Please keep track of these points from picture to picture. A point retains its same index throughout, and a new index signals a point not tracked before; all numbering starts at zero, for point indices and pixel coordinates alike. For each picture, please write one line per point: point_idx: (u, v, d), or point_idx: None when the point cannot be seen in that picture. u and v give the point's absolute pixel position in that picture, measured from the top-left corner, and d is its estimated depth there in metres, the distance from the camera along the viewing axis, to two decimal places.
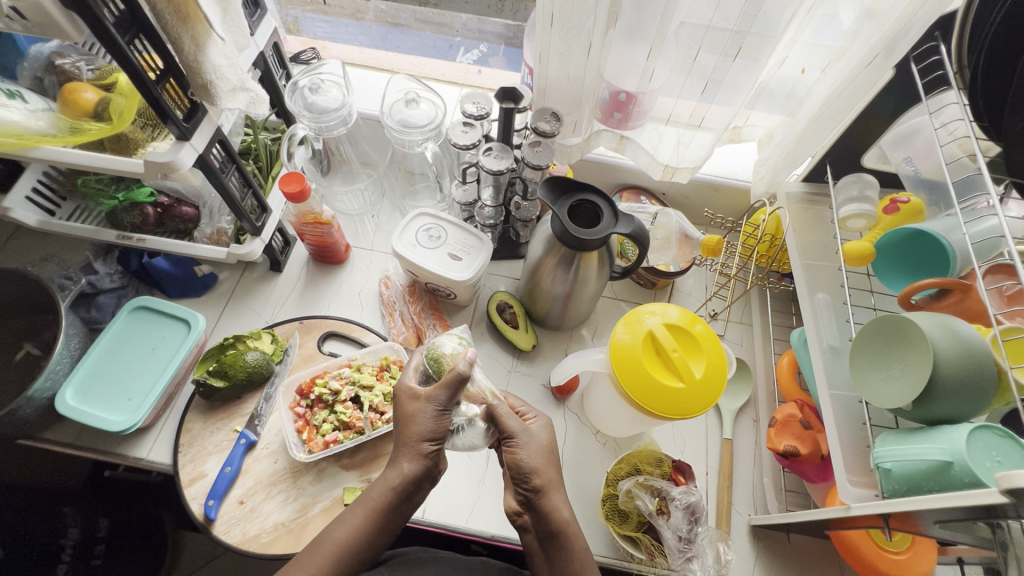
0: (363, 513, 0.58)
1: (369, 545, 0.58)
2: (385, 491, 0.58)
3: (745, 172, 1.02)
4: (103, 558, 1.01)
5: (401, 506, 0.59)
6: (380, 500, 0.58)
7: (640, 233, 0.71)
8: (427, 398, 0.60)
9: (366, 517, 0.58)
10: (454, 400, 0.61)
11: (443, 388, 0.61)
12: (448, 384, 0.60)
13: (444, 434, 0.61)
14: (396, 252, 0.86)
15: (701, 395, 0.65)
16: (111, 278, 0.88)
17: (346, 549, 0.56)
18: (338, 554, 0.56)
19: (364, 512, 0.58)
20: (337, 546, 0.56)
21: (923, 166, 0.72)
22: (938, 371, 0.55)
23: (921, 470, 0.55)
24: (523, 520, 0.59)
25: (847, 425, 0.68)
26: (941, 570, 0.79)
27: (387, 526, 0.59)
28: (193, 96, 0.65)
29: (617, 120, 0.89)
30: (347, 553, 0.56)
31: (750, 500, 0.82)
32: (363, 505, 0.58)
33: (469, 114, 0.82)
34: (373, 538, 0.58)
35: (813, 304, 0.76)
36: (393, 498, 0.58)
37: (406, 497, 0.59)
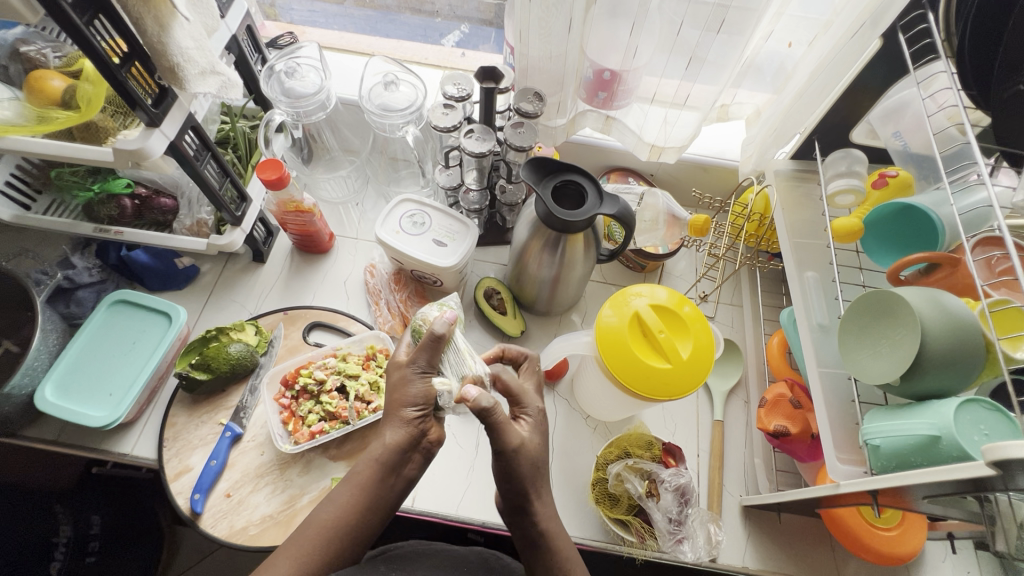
0: (349, 490, 0.54)
1: (359, 525, 0.54)
2: (371, 465, 0.55)
3: (733, 151, 1.01)
4: (97, 556, 1.02)
5: (391, 479, 0.55)
6: (366, 475, 0.55)
7: (626, 214, 0.69)
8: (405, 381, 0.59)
9: (353, 495, 0.54)
10: (435, 363, 0.59)
11: (422, 351, 0.58)
12: (422, 347, 0.58)
13: (428, 404, 0.58)
14: (380, 240, 0.84)
15: (690, 376, 0.64)
16: (89, 273, 0.87)
17: (334, 530, 0.53)
18: (325, 536, 0.52)
19: (350, 489, 0.54)
20: (324, 529, 0.52)
21: (912, 140, 0.71)
22: (927, 346, 0.55)
23: (909, 446, 0.54)
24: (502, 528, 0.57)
25: (836, 403, 0.67)
26: (930, 546, 0.79)
27: (377, 504, 0.55)
28: (161, 80, 0.63)
29: (602, 100, 0.87)
30: (337, 534, 0.53)
31: (741, 481, 0.82)
32: (348, 481, 0.55)
33: (450, 95, 0.80)
34: (362, 518, 0.54)
35: (802, 282, 0.75)
36: (379, 472, 0.55)
37: (395, 468, 0.56)
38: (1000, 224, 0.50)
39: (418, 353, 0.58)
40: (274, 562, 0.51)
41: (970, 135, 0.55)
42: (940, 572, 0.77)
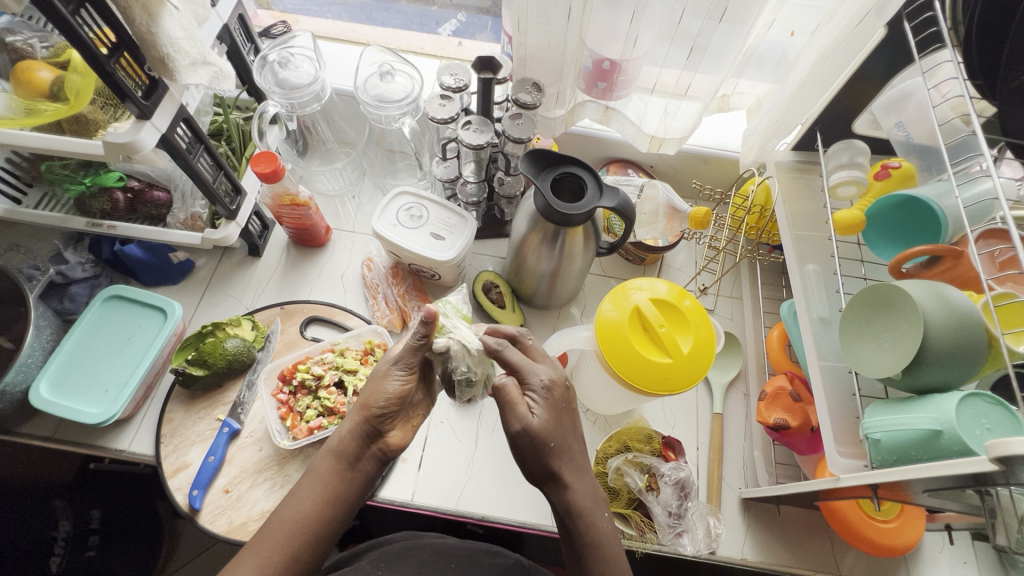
0: (309, 484, 0.57)
1: (322, 516, 0.56)
2: (328, 457, 0.59)
3: (733, 142, 1.00)
4: (97, 550, 1.03)
5: (349, 470, 0.59)
6: (324, 467, 0.58)
7: (625, 207, 0.68)
8: (393, 372, 0.60)
9: (313, 488, 0.57)
10: (410, 362, 0.61)
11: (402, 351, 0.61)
12: (411, 349, 0.60)
13: (399, 404, 0.60)
14: (377, 233, 0.83)
15: (690, 370, 0.64)
16: (82, 267, 0.85)
17: (298, 524, 0.55)
18: (290, 530, 0.55)
19: (310, 483, 0.57)
20: (287, 525, 0.55)
21: (915, 131, 0.69)
22: (929, 340, 0.54)
23: (910, 439, 0.54)
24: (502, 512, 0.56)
25: (837, 397, 0.67)
26: (928, 537, 0.79)
27: (338, 496, 0.58)
28: (151, 71, 0.61)
29: (601, 91, 0.86)
30: (299, 528, 0.55)
31: (741, 474, 0.82)
32: (308, 475, 0.58)
33: (447, 86, 0.79)
34: (323, 510, 0.57)
35: (803, 275, 0.75)
36: (336, 464, 0.58)
37: (352, 460, 0.59)
38: (1006, 216, 0.49)
39: (402, 353, 0.61)
40: (244, 558, 0.54)
41: (977, 128, 0.53)
42: (938, 562, 0.77)
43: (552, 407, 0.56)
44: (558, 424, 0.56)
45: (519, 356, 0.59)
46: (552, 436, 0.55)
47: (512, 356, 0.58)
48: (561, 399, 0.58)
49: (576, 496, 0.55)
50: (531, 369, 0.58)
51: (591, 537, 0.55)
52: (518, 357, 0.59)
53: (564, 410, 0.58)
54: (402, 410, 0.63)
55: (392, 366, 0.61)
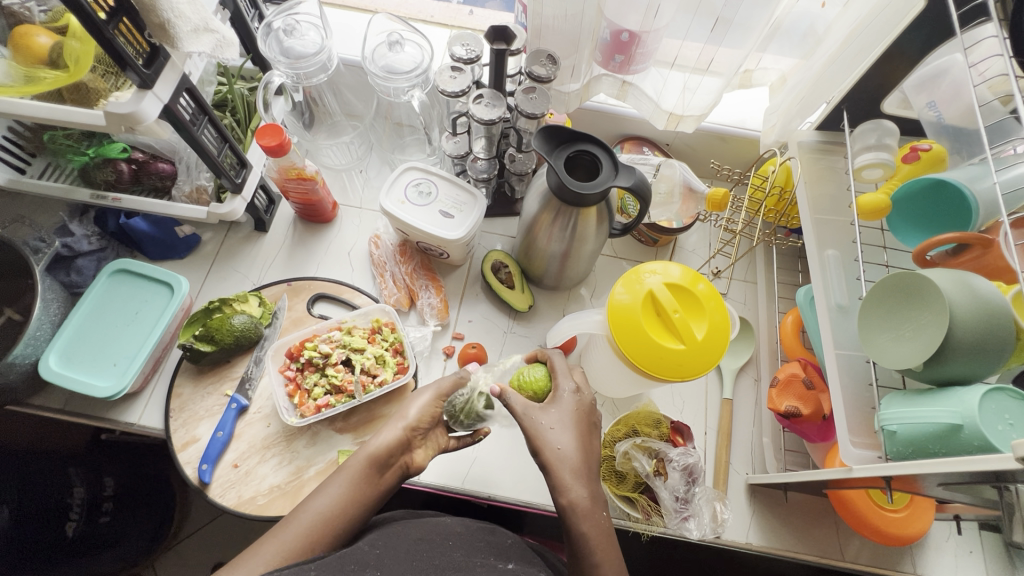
0: (340, 481, 0.58)
1: (350, 517, 0.57)
2: (364, 460, 0.60)
3: (754, 120, 0.96)
4: (111, 516, 1.06)
5: (379, 477, 0.60)
6: (358, 468, 0.59)
7: (641, 187, 0.66)
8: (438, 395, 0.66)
9: (348, 488, 0.58)
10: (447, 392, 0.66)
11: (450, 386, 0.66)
12: (458, 384, 0.67)
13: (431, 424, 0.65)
14: (384, 210, 0.81)
15: (703, 357, 0.62)
16: (88, 240, 0.84)
17: (326, 518, 0.56)
18: (318, 521, 0.56)
19: (341, 480, 0.58)
20: (314, 516, 0.56)
21: (947, 111, 0.66)
22: (953, 332, 0.53)
23: (928, 433, 0.53)
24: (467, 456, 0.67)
25: (853, 387, 0.65)
26: (935, 527, 0.79)
27: (364, 499, 0.58)
28: (152, 38, 0.59)
29: (618, 64, 0.82)
30: (325, 524, 0.56)
31: (748, 459, 0.82)
32: (341, 472, 0.59)
33: (458, 57, 0.75)
34: (348, 509, 0.57)
35: (822, 260, 0.73)
36: (369, 466, 0.59)
37: (382, 467, 0.60)
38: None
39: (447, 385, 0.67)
40: (268, 541, 0.54)
41: (1020, 104, 0.50)
42: (943, 550, 0.77)
43: (567, 411, 0.60)
44: (561, 418, 0.59)
45: (562, 365, 0.65)
46: (554, 421, 0.59)
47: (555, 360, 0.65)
48: (584, 411, 0.61)
49: (569, 493, 0.54)
50: (564, 377, 0.63)
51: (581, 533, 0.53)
52: (560, 366, 0.65)
53: (585, 426, 0.60)
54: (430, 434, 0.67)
55: (441, 392, 0.66)
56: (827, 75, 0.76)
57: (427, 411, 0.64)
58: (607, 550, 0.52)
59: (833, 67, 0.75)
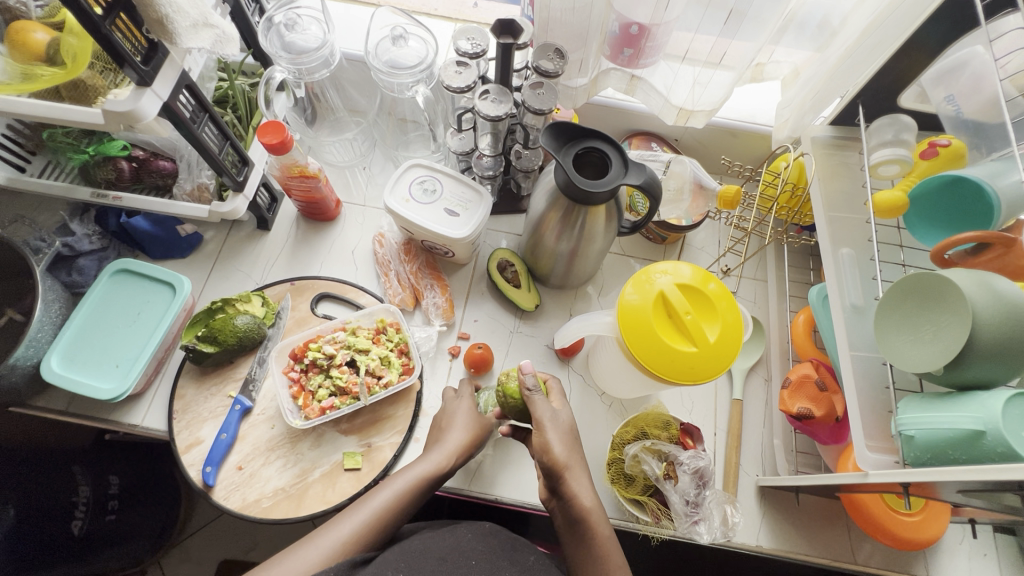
0: (406, 485, 0.62)
1: (406, 515, 0.61)
2: (428, 469, 0.63)
3: (765, 115, 0.94)
4: (116, 514, 1.07)
5: (435, 486, 0.64)
6: (423, 477, 0.63)
7: (652, 185, 0.64)
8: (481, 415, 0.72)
9: (410, 489, 0.62)
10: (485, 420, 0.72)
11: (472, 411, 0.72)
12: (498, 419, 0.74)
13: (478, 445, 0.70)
14: (389, 209, 0.80)
15: (716, 360, 0.61)
16: (89, 240, 0.83)
17: (385, 519, 0.59)
18: (378, 520, 0.59)
19: (407, 484, 0.62)
20: (375, 514, 0.59)
21: (966, 105, 0.64)
22: (976, 336, 0.51)
23: (948, 439, 0.52)
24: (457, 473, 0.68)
25: (868, 388, 0.64)
26: (950, 531, 0.77)
27: (418, 506, 0.62)
28: (150, 33, 0.57)
29: (627, 58, 0.80)
30: (383, 524, 0.59)
31: (759, 461, 0.80)
32: (407, 476, 0.63)
33: (463, 52, 0.73)
34: (404, 513, 0.61)
35: (836, 259, 0.71)
36: (432, 477, 0.63)
37: (440, 481, 0.64)
38: None
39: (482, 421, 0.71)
40: (328, 533, 0.57)
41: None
42: (957, 554, 0.76)
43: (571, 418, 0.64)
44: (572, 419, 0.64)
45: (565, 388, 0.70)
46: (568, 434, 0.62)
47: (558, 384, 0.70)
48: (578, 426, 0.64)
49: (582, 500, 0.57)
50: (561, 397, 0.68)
51: (597, 539, 0.56)
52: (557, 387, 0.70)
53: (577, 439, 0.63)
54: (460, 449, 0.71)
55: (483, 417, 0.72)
56: (843, 68, 0.74)
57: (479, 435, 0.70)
58: (614, 554, 0.56)
59: (848, 60, 0.73)
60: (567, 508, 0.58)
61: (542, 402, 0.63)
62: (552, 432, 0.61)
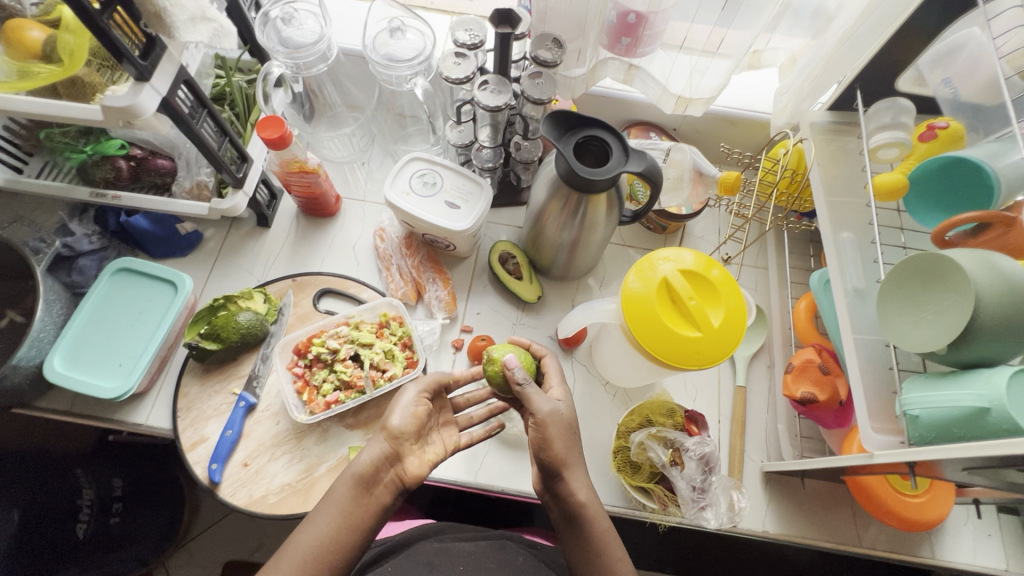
0: (331, 507, 0.57)
1: (343, 543, 0.56)
2: (350, 479, 0.59)
3: (763, 102, 0.94)
4: (121, 516, 1.07)
5: (370, 495, 0.59)
6: (343, 492, 0.58)
7: (653, 172, 0.64)
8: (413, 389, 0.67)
9: (335, 512, 0.57)
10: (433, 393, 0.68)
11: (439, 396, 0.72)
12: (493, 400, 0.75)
13: (416, 426, 0.64)
14: (389, 202, 0.80)
15: (720, 344, 0.61)
16: (89, 240, 0.83)
17: (320, 548, 0.55)
18: (311, 554, 0.54)
19: (328, 509, 0.57)
20: (308, 550, 0.54)
21: (963, 88, 0.65)
22: (979, 314, 0.51)
23: (953, 417, 0.52)
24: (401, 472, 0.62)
25: (872, 370, 0.64)
26: (954, 512, 0.78)
27: (357, 522, 0.57)
28: (149, 28, 0.57)
29: (624, 47, 0.80)
30: (322, 556, 0.54)
31: (763, 447, 0.81)
32: (327, 499, 0.58)
33: (462, 42, 0.73)
34: (342, 538, 0.56)
35: (837, 243, 0.71)
36: (356, 487, 0.58)
37: (370, 485, 0.59)
38: None
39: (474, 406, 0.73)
40: None
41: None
42: (961, 534, 0.77)
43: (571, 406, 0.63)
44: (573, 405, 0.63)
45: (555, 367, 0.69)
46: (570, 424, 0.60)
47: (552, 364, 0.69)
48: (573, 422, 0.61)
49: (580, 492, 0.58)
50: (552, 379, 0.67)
51: (596, 531, 0.57)
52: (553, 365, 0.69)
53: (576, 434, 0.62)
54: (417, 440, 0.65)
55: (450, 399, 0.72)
56: (841, 53, 0.74)
57: (411, 415, 0.64)
58: (614, 543, 0.57)
59: (847, 44, 0.73)
60: (560, 505, 0.58)
61: (539, 395, 0.61)
62: (553, 425, 0.59)
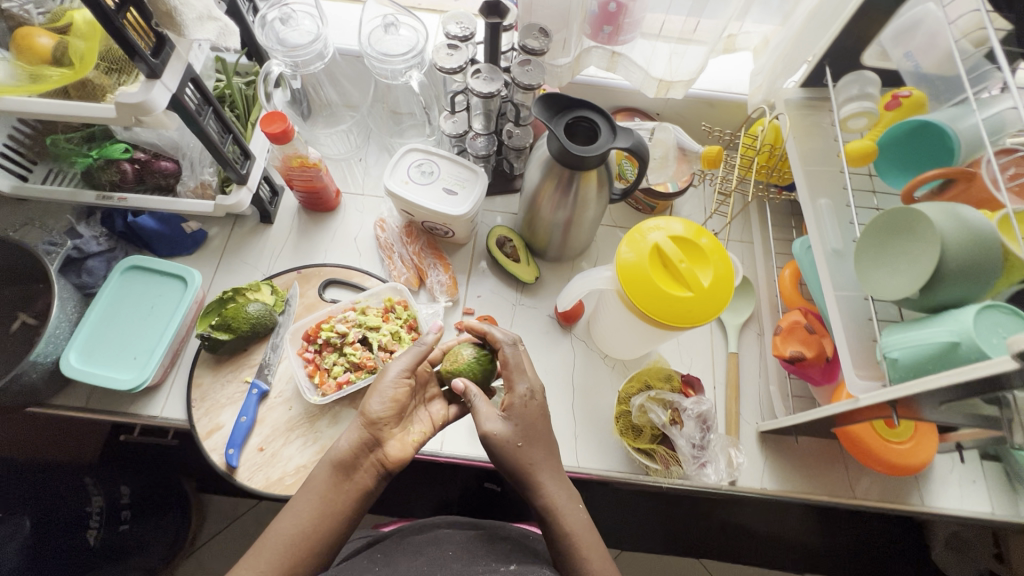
0: (310, 495, 0.60)
1: (321, 529, 0.58)
2: (328, 466, 0.61)
3: (740, 85, 0.99)
4: (130, 523, 1.08)
5: (349, 480, 0.61)
6: (322, 479, 0.61)
7: (640, 148, 0.68)
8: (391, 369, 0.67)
9: (313, 499, 0.59)
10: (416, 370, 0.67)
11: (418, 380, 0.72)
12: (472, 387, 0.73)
13: (395, 409, 0.64)
14: (389, 191, 0.83)
15: (709, 303, 0.65)
16: (97, 241, 0.85)
17: (296, 536, 0.57)
18: (289, 542, 0.57)
19: (308, 497, 0.60)
20: (286, 537, 0.57)
21: (924, 61, 0.70)
22: (945, 259, 0.56)
23: (927, 354, 0.56)
24: (381, 456, 0.63)
25: (854, 323, 0.69)
26: (941, 461, 0.82)
27: (335, 508, 0.59)
28: (157, 28, 0.60)
29: (607, 35, 0.85)
30: (299, 542, 0.57)
31: (757, 409, 0.84)
32: (306, 487, 0.61)
33: (453, 35, 0.76)
34: (320, 525, 0.58)
35: (815, 209, 0.76)
36: (333, 473, 0.61)
37: (349, 471, 0.61)
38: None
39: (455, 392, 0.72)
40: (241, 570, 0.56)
41: (1001, 56, 0.55)
42: (948, 482, 0.81)
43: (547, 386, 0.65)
44: None
45: (513, 356, 0.65)
46: (519, 437, 0.60)
47: (510, 354, 0.65)
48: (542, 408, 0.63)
49: (552, 483, 0.59)
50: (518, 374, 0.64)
51: (570, 527, 0.59)
52: (512, 354, 0.65)
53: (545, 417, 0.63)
54: (402, 423, 0.66)
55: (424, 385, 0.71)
56: (809, 31, 0.79)
57: (389, 399, 0.64)
58: (587, 539, 0.58)
59: (814, 23, 0.78)
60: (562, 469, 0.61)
61: (484, 412, 0.61)
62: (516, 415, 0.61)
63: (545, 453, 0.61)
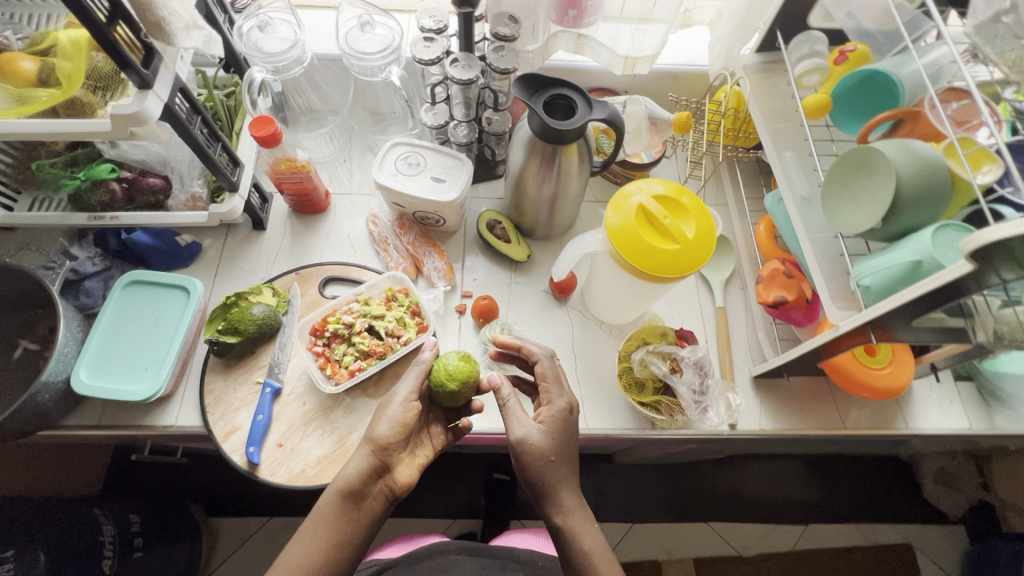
0: (319, 525, 0.62)
1: (330, 557, 0.61)
2: (335, 495, 0.63)
3: (701, 58, 1.05)
4: (143, 550, 1.05)
5: (356, 508, 0.63)
6: (329, 508, 0.62)
7: (615, 118, 0.73)
8: (399, 392, 0.69)
9: (321, 528, 0.61)
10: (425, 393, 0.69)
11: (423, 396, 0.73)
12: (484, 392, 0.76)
13: (402, 435, 0.66)
14: (379, 185, 0.86)
15: (694, 255, 0.69)
16: (92, 262, 0.87)
17: (305, 567, 0.60)
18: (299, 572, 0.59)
19: (318, 528, 0.61)
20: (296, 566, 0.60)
21: (864, 19, 0.76)
22: (901, 188, 0.61)
23: (897, 277, 0.62)
24: (388, 481, 0.65)
25: (827, 260, 0.74)
26: (919, 386, 0.89)
27: (343, 538, 0.62)
28: (146, 39, 0.62)
29: (572, 19, 0.90)
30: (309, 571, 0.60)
31: (749, 356, 0.90)
32: (314, 516, 0.63)
33: (428, 28, 0.80)
34: (329, 555, 0.61)
35: (782, 161, 0.81)
36: (341, 501, 0.63)
37: (357, 501, 0.63)
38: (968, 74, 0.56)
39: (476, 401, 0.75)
40: None
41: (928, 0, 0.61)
42: (928, 404, 0.87)
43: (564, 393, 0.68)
44: None
45: (549, 369, 0.69)
46: (552, 451, 0.63)
47: (548, 366, 0.69)
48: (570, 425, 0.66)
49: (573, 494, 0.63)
50: (553, 387, 0.68)
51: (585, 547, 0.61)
52: (548, 368, 0.69)
53: (567, 434, 0.65)
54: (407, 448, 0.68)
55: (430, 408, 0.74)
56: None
57: (395, 425, 0.66)
58: (602, 557, 0.61)
59: None
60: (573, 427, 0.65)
61: (516, 416, 0.64)
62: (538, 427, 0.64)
63: (568, 471, 0.64)
